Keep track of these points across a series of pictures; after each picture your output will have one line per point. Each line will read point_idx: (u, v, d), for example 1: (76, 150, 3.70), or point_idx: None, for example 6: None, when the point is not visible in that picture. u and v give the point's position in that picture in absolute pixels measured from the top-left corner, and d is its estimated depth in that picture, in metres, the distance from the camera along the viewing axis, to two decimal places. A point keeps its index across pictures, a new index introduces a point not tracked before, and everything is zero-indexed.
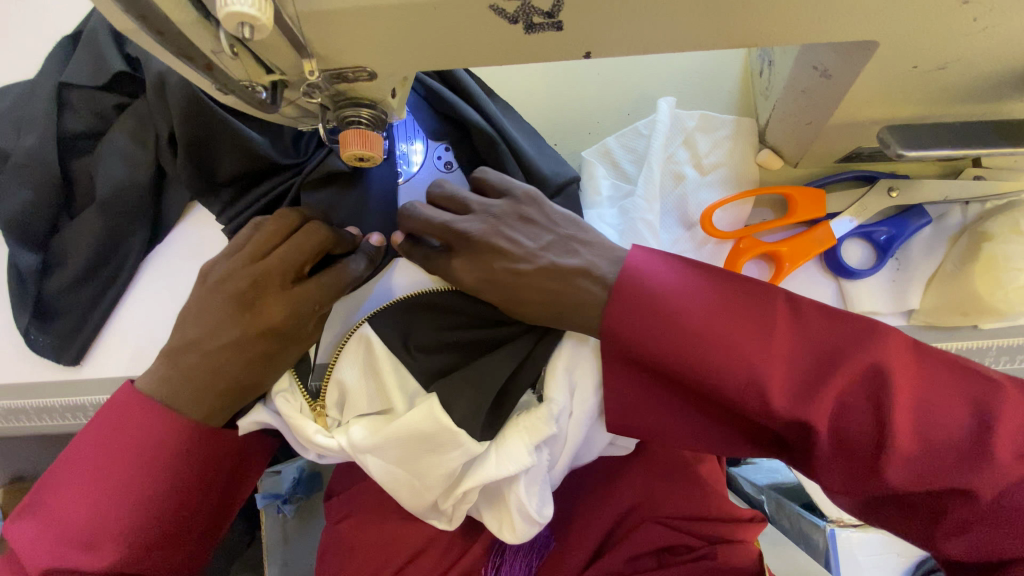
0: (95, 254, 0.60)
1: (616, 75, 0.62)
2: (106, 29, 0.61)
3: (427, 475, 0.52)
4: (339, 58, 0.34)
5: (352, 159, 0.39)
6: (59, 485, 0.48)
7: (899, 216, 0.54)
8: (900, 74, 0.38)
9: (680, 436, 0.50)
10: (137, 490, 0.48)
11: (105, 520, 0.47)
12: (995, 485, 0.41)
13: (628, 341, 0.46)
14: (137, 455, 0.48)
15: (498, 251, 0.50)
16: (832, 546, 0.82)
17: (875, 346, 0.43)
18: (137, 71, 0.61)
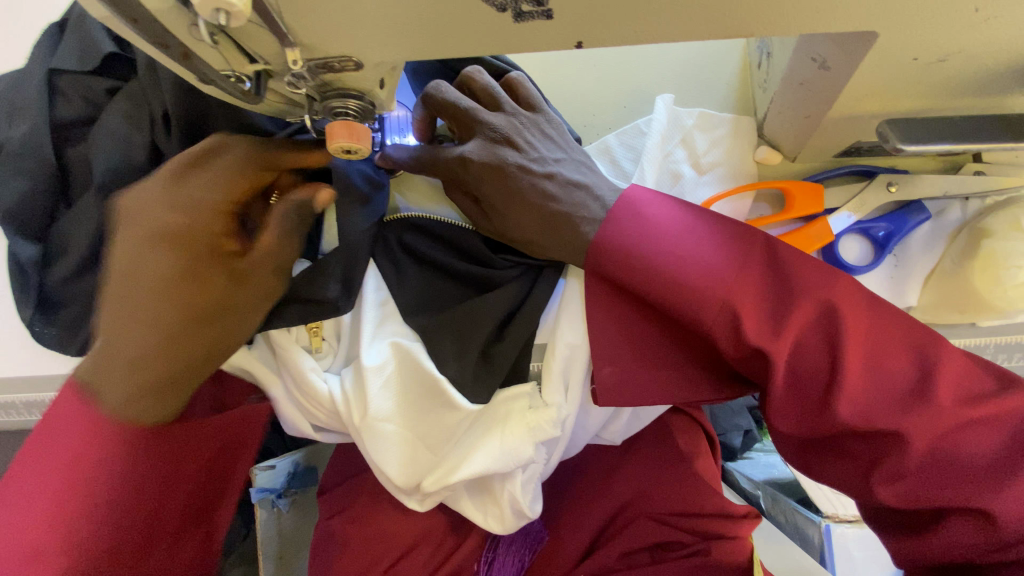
0: (95, 242, 0.59)
1: (612, 65, 0.61)
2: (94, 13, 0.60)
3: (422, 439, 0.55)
4: (323, 47, 0.33)
5: (339, 152, 0.39)
6: None
7: (898, 211, 0.53)
8: (900, 67, 0.37)
9: (643, 382, 0.50)
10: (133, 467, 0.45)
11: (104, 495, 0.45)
12: (930, 433, 0.40)
13: (606, 269, 0.47)
14: None
15: (515, 147, 0.47)
16: (826, 540, 0.81)
17: (835, 284, 0.43)
18: (128, 53, 0.60)
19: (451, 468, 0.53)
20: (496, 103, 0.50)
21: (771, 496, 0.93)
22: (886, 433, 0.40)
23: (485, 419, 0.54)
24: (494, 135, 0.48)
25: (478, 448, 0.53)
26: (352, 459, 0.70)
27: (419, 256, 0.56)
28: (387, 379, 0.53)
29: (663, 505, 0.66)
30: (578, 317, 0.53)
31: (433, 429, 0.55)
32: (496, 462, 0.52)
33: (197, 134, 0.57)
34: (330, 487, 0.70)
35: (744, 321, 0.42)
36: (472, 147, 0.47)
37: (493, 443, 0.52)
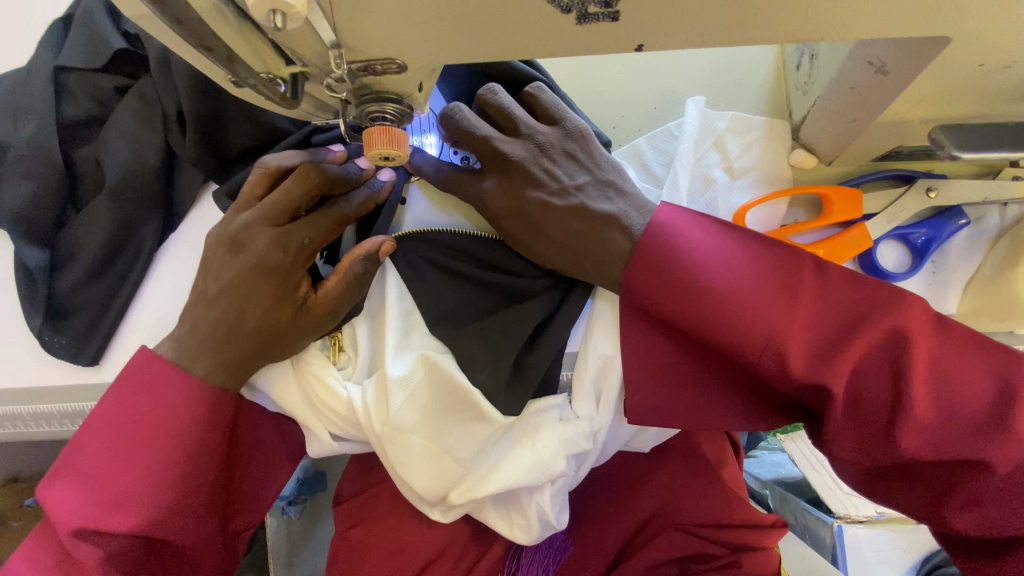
0: (106, 245, 0.57)
1: (641, 65, 0.59)
2: (100, 7, 0.57)
3: (455, 454, 0.52)
4: (369, 49, 0.31)
5: (377, 158, 0.37)
6: (86, 447, 0.47)
7: (936, 217, 0.52)
8: (963, 72, 0.36)
9: (689, 407, 0.49)
10: (164, 463, 0.47)
11: (136, 488, 0.46)
12: (1010, 459, 0.39)
13: (645, 300, 0.45)
14: (163, 418, 0.48)
15: (531, 180, 0.48)
16: (838, 541, 0.80)
17: (899, 307, 0.41)
18: (137, 49, 0.58)
19: (482, 485, 0.52)
20: (515, 125, 0.48)
21: (779, 495, 0.94)
22: (964, 459, 0.40)
23: (518, 430, 0.53)
24: (513, 166, 0.48)
25: (508, 461, 0.52)
26: (369, 470, 0.68)
27: (446, 265, 0.54)
28: (412, 391, 0.50)
29: (689, 515, 0.65)
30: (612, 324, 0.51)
31: (461, 441, 0.52)
32: (526, 475, 0.50)
33: (213, 132, 0.54)
34: (345, 499, 0.68)
35: (794, 352, 0.41)
36: (491, 185, 0.48)
37: (523, 455, 0.51)
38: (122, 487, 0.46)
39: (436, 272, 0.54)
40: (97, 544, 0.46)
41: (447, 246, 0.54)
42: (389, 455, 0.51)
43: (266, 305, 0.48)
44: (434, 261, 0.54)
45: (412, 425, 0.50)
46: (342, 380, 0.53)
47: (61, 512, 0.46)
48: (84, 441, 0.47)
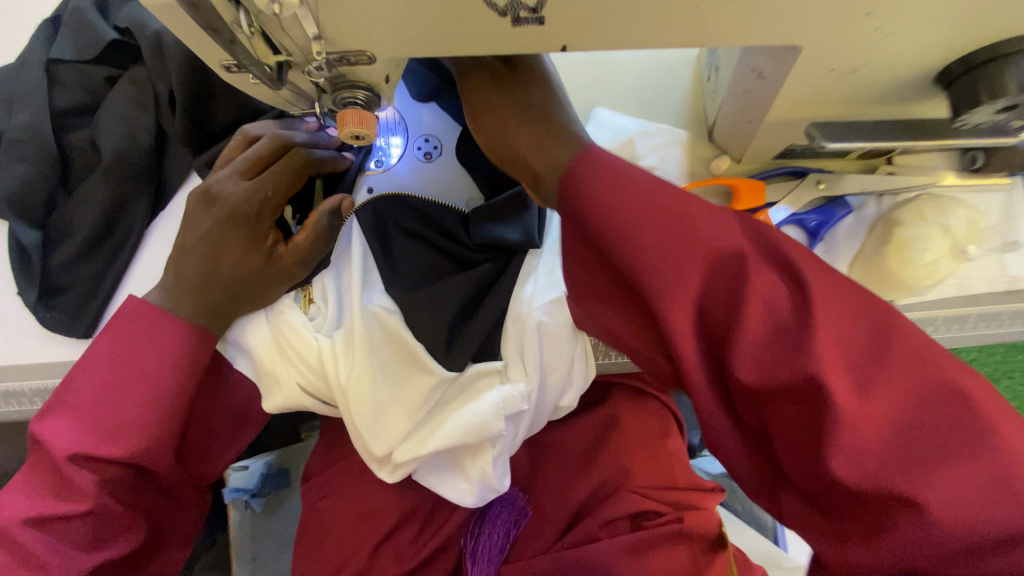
0: (100, 221, 0.60)
1: (583, 77, 0.68)
2: (91, 4, 0.62)
3: (413, 404, 0.58)
4: (344, 41, 0.38)
5: (349, 137, 0.43)
6: (78, 385, 0.51)
7: (826, 206, 0.62)
8: (820, 76, 0.45)
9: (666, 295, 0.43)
10: (154, 397, 0.51)
11: (126, 421, 0.50)
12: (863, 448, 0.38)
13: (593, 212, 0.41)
14: (155, 360, 0.52)
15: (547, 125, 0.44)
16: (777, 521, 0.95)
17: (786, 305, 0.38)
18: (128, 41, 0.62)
19: (411, 439, 0.58)
20: None
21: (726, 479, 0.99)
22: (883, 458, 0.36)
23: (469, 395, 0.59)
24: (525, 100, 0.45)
25: (447, 419, 0.58)
26: (338, 447, 0.71)
27: (407, 230, 0.62)
28: (374, 345, 0.57)
29: (638, 479, 0.73)
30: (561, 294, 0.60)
31: (414, 391, 0.58)
32: (462, 435, 0.56)
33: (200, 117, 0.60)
34: (314, 475, 0.72)
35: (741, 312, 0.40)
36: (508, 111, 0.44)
37: (463, 411, 0.58)
38: (117, 419, 0.50)
39: (395, 235, 0.62)
40: (92, 471, 0.49)
41: (411, 212, 0.62)
42: (350, 407, 0.56)
43: (238, 254, 0.55)
44: (400, 227, 0.62)
45: (375, 374, 0.57)
46: (314, 332, 0.59)
47: (56, 441, 0.49)
48: (82, 377, 0.51)
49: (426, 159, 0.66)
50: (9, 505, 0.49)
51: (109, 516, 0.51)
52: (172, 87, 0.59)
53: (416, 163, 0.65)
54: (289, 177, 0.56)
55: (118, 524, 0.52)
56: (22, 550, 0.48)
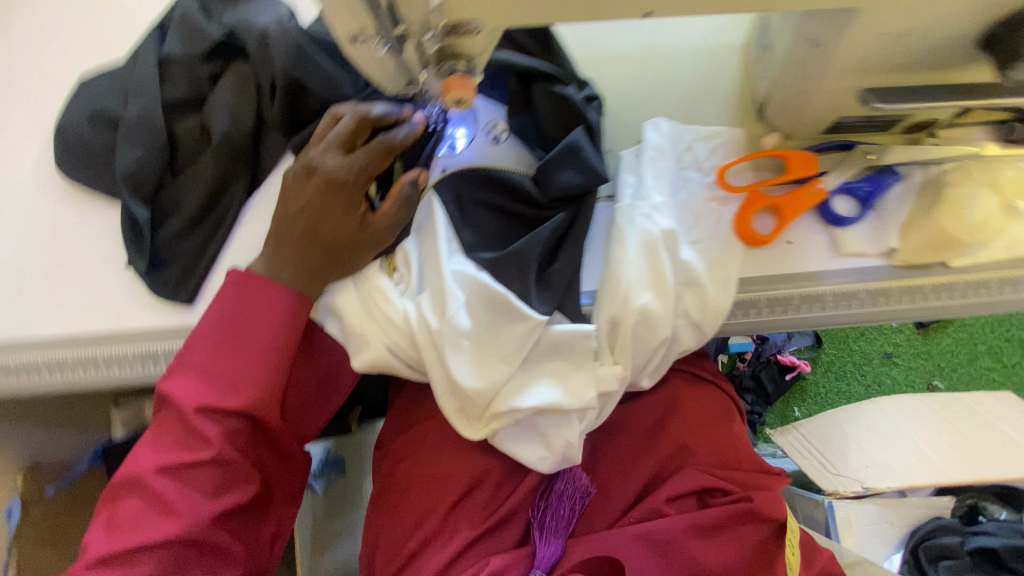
0: (205, 198, 0.66)
1: (636, 63, 0.73)
2: (200, 10, 0.70)
3: (506, 354, 0.64)
4: (460, 11, 0.44)
5: (451, 101, 0.50)
6: (200, 347, 0.58)
7: (875, 175, 0.65)
8: (873, 39, 0.50)
9: None
10: (267, 355, 0.58)
11: (246, 375, 0.57)
12: None
13: None
14: (266, 322, 0.59)
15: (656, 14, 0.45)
16: (830, 514, 1.16)
17: None
18: (232, 40, 0.70)
19: (506, 394, 0.63)
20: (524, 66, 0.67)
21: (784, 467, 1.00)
22: None
23: (553, 354, 0.66)
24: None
25: (531, 376, 0.65)
26: (412, 414, 0.75)
27: (485, 202, 0.67)
28: (465, 306, 0.63)
29: (701, 456, 0.75)
30: (624, 254, 0.65)
31: (508, 342, 0.64)
32: (561, 399, 0.64)
33: (296, 102, 0.66)
34: (390, 442, 0.76)
35: None
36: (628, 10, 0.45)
37: (548, 373, 0.65)
38: (235, 374, 0.57)
39: (472, 206, 0.67)
40: (216, 421, 0.56)
41: (486, 185, 0.67)
42: (448, 361, 0.62)
43: (336, 220, 0.61)
44: (478, 201, 0.67)
45: (465, 330, 0.62)
46: (401, 299, 0.63)
47: (185, 396, 0.56)
48: (202, 340, 0.58)
49: (495, 141, 0.71)
50: (144, 459, 0.56)
51: (232, 464, 0.57)
52: (274, 77, 0.66)
53: (484, 147, 0.71)
54: (378, 151, 0.61)
55: (239, 473, 0.58)
56: (158, 494, 0.54)
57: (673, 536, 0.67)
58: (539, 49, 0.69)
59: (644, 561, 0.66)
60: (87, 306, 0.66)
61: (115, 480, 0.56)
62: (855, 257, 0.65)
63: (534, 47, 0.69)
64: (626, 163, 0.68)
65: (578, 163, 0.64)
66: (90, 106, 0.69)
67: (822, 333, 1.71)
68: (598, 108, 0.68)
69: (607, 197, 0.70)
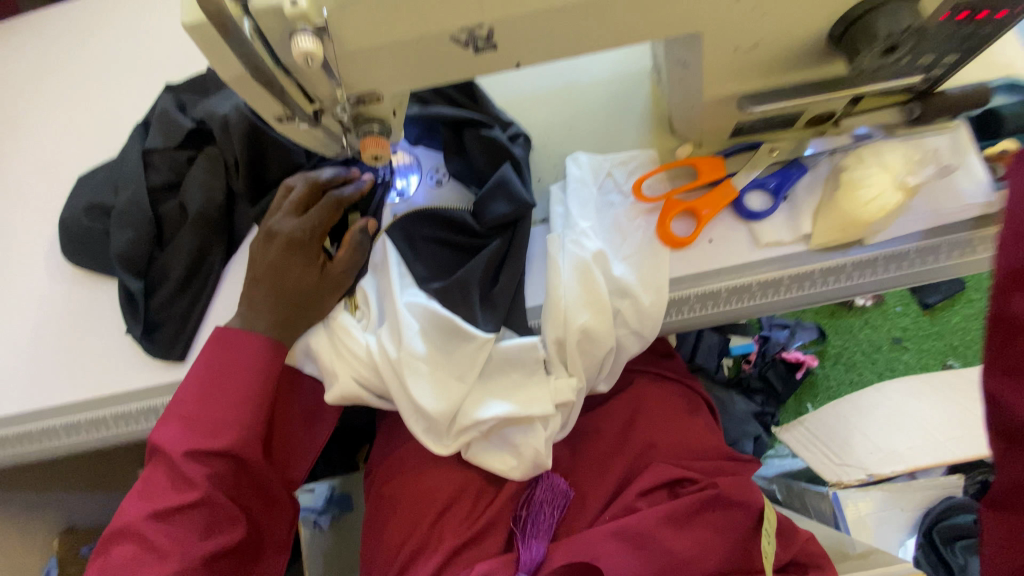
0: (188, 266, 0.76)
1: (559, 100, 0.81)
2: (174, 106, 0.82)
3: (461, 373, 0.70)
4: (359, 85, 0.52)
5: (370, 158, 0.56)
6: (186, 398, 0.65)
7: (783, 168, 0.70)
8: (731, 54, 0.56)
9: None
10: (246, 401, 0.65)
11: (227, 421, 0.64)
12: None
13: None
14: (244, 372, 0.66)
15: (527, 61, 0.52)
16: (836, 504, 1.19)
17: None
18: (202, 127, 0.80)
19: (473, 407, 0.70)
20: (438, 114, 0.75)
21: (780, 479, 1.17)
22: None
23: (509, 370, 0.72)
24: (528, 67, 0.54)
25: (486, 391, 0.71)
26: (391, 440, 0.81)
27: (431, 237, 0.74)
28: (419, 332, 0.69)
29: (665, 451, 0.77)
30: (559, 274, 0.69)
31: (463, 364, 0.70)
32: (523, 410, 0.70)
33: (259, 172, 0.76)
34: (375, 468, 0.82)
35: None
36: (502, 64, 0.52)
37: (501, 389, 0.71)
38: (215, 422, 0.64)
39: (417, 242, 0.74)
40: (202, 466, 0.63)
41: (433, 224, 0.74)
42: (410, 386, 0.67)
43: (299, 275, 0.68)
44: (425, 237, 0.74)
45: (422, 353, 0.69)
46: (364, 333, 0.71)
47: (172, 444, 0.63)
48: (188, 392, 0.65)
49: (439, 184, 0.79)
50: (136, 505, 0.63)
51: (214, 507, 0.64)
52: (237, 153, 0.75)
53: (430, 189, 0.78)
54: (329, 210, 0.69)
55: (222, 513, 0.65)
56: (148, 539, 0.61)
57: (647, 527, 0.67)
58: (454, 93, 0.77)
59: (622, 556, 0.65)
60: (96, 372, 0.75)
61: (110, 527, 0.63)
62: (776, 246, 0.69)
63: (451, 93, 0.77)
64: (555, 196, 0.75)
65: (509, 195, 0.72)
66: (88, 199, 0.81)
67: (824, 324, 1.67)
68: (524, 143, 0.77)
69: (540, 222, 0.78)
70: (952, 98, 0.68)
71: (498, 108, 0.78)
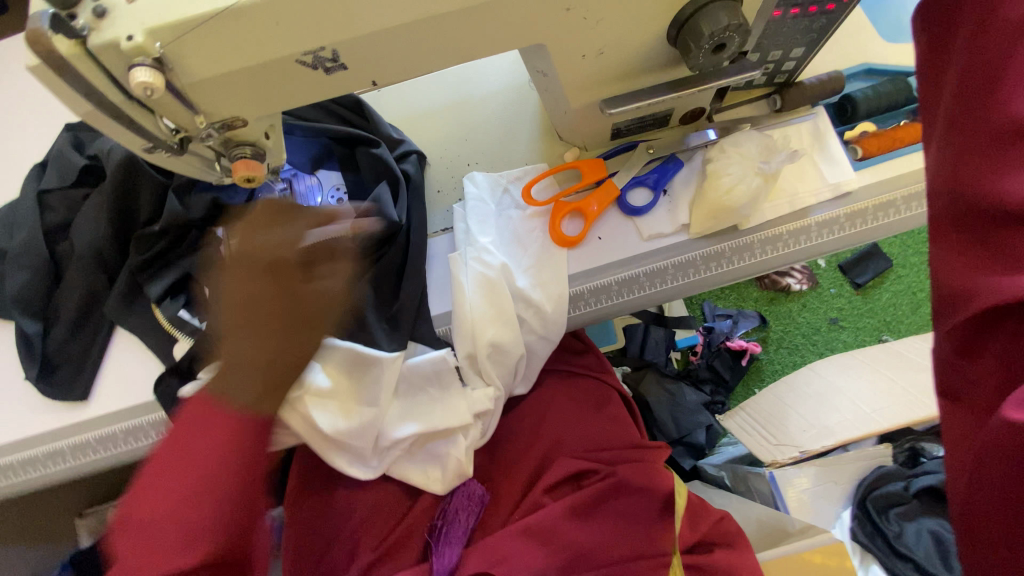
0: (83, 304, 0.75)
1: (455, 113, 0.84)
2: (68, 145, 0.81)
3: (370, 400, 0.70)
4: (218, 112, 0.54)
5: (243, 179, 0.58)
6: None
7: (662, 163, 0.74)
8: (582, 61, 0.60)
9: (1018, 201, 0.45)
10: None
11: None
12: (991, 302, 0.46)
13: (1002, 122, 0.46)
14: None
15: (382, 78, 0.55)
16: (774, 483, 1.21)
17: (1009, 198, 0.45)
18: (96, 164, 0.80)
19: (395, 423, 0.72)
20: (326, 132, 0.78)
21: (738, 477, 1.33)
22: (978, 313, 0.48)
23: (415, 386, 0.73)
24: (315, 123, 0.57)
25: (404, 406, 0.73)
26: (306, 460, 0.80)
27: None
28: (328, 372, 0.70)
29: (575, 446, 0.80)
30: (464, 291, 0.72)
31: (369, 389, 0.71)
32: (438, 421, 0.72)
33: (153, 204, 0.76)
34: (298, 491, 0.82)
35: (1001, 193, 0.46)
36: (358, 83, 0.55)
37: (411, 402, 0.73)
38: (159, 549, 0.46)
39: None
40: None
41: None
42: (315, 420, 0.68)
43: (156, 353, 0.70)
44: None
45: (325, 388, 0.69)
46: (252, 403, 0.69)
47: None
48: None
49: (341, 201, 0.80)
50: None
51: None
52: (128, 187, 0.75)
53: (333, 207, 0.79)
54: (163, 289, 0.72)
55: None
56: None
57: (550, 521, 0.71)
58: (342, 111, 0.80)
59: (527, 554, 0.69)
60: None
61: None
62: (657, 238, 0.73)
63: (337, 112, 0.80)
64: (456, 214, 0.77)
65: (379, 213, 0.73)
66: None
67: (764, 311, 1.72)
68: (417, 160, 0.79)
69: (440, 231, 0.79)
70: (809, 87, 0.74)
71: (388, 125, 0.81)
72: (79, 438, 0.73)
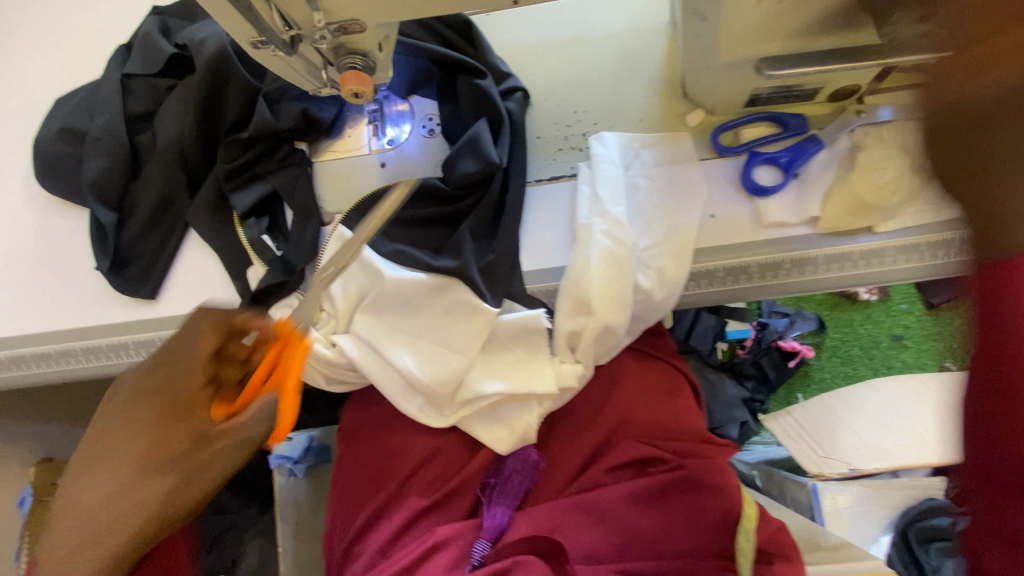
0: (159, 201, 0.73)
1: (567, 53, 0.76)
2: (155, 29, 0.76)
3: (451, 358, 0.67)
4: (340, 12, 0.48)
5: (349, 94, 0.53)
6: None
7: (799, 144, 0.67)
8: (753, 9, 0.51)
9: None
10: None
11: None
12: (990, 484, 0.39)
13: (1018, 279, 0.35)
14: None
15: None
16: (815, 495, 1.15)
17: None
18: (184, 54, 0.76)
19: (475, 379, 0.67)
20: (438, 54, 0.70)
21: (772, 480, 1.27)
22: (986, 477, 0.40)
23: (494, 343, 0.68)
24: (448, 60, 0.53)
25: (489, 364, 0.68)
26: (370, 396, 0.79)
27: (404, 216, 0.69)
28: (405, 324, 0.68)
29: (642, 428, 0.75)
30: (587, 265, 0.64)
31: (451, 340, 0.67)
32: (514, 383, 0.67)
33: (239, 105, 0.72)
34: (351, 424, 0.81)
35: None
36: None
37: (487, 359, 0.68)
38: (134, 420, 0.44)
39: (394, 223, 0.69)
40: None
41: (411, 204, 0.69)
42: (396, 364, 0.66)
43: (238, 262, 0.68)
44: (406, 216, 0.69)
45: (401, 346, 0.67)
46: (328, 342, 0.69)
47: None
48: None
49: (432, 133, 0.74)
50: None
51: None
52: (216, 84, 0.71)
53: (421, 139, 0.74)
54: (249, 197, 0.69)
55: None
56: None
57: (609, 502, 0.70)
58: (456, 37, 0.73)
59: (578, 529, 0.70)
60: (64, 302, 0.73)
61: None
62: (780, 227, 0.65)
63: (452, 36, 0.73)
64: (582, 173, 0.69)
65: (477, 152, 0.66)
66: (62, 121, 0.77)
67: (824, 316, 1.58)
68: (521, 98, 0.72)
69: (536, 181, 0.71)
70: None
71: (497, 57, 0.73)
72: (143, 336, 0.71)
